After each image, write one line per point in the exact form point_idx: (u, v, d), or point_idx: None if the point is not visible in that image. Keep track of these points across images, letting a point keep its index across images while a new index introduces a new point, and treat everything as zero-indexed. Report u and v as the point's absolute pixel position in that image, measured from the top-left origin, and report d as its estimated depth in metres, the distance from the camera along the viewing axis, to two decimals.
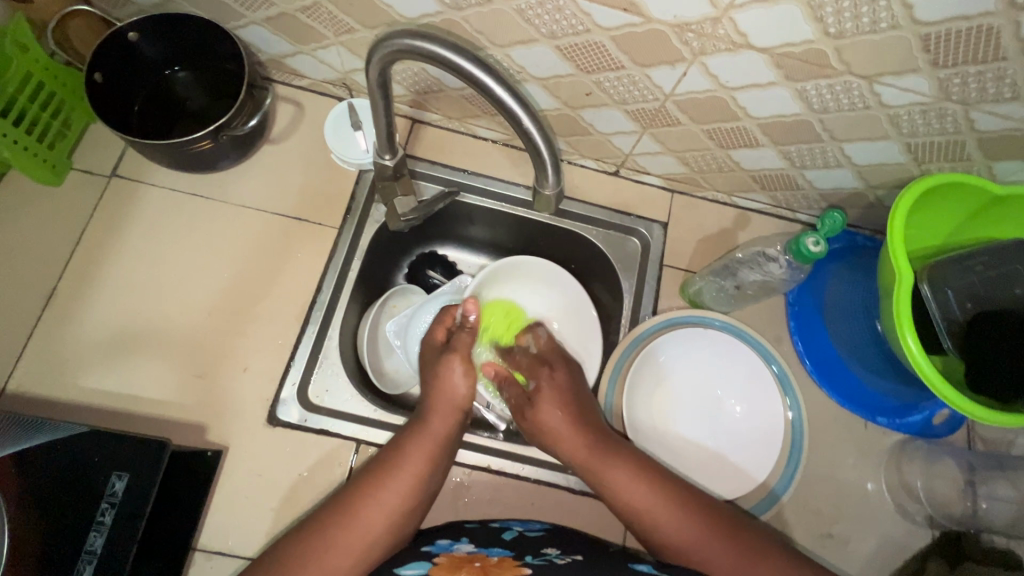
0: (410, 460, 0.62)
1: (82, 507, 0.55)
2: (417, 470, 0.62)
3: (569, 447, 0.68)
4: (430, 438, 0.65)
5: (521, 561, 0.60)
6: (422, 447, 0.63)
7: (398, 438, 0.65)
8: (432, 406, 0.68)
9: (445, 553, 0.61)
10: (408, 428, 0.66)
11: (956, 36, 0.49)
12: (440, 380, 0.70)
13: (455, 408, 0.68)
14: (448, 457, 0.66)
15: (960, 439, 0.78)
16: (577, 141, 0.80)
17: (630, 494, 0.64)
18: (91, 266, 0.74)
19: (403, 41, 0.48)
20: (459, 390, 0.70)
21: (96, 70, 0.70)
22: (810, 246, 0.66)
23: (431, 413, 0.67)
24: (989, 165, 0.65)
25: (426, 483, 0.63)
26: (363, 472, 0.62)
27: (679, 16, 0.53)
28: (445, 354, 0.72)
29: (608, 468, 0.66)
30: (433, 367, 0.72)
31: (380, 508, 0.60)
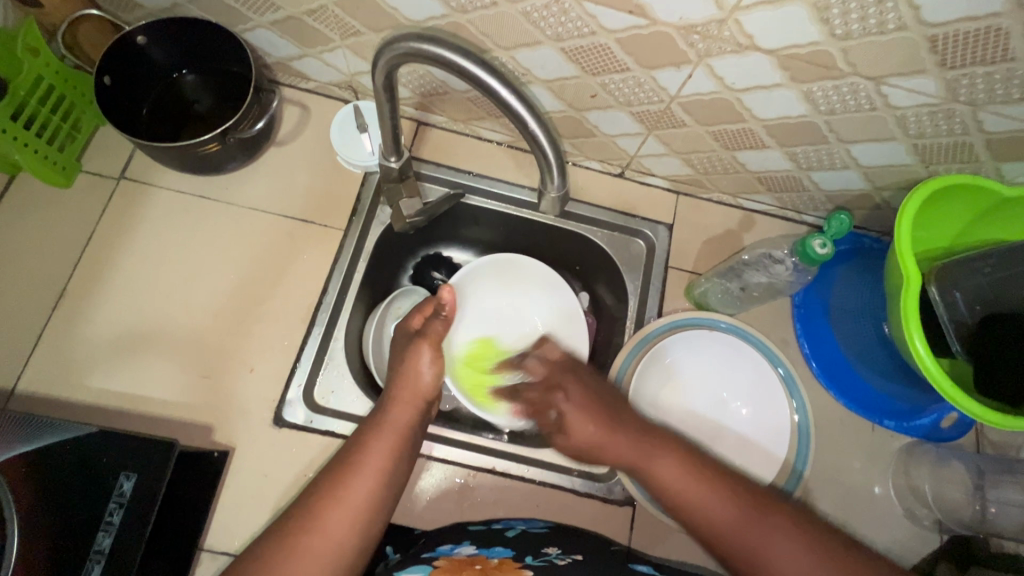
0: (372, 453, 0.61)
1: (89, 506, 0.56)
2: (380, 461, 0.61)
3: (612, 446, 0.65)
4: (390, 430, 0.64)
5: (521, 562, 0.60)
6: (383, 440, 0.62)
7: (360, 432, 0.64)
8: (392, 398, 0.67)
9: (445, 557, 0.60)
10: (367, 423, 0.65)
11: (964, 37, 0.49)
12: (406, 367, 0.69)
13: (417, 400, 0.68)
14: (410, 451, 0.65)
15: (969, 442, 0.77)
16: (582, 143, 0.80)
17: (677, 489, 0.61)
18: (99, 268, 0.75)
19: (409, 44, 0.48)
20: (424, 381, 0.69)
21: (105, 73, 0.70)
22: (816, 248, 0.66)
23: (392, 404, 0.66)
24: (998, 166, 0.64)
25: (389, 476, 0.61)
26: (330, 466, 0.61)
27: (684, 17, 0.53)
28: (415, 340, 0.71)
29: (654, 461, 0.63)
30: (401, 352, 0.71)
31: (347, 509, 0.58)
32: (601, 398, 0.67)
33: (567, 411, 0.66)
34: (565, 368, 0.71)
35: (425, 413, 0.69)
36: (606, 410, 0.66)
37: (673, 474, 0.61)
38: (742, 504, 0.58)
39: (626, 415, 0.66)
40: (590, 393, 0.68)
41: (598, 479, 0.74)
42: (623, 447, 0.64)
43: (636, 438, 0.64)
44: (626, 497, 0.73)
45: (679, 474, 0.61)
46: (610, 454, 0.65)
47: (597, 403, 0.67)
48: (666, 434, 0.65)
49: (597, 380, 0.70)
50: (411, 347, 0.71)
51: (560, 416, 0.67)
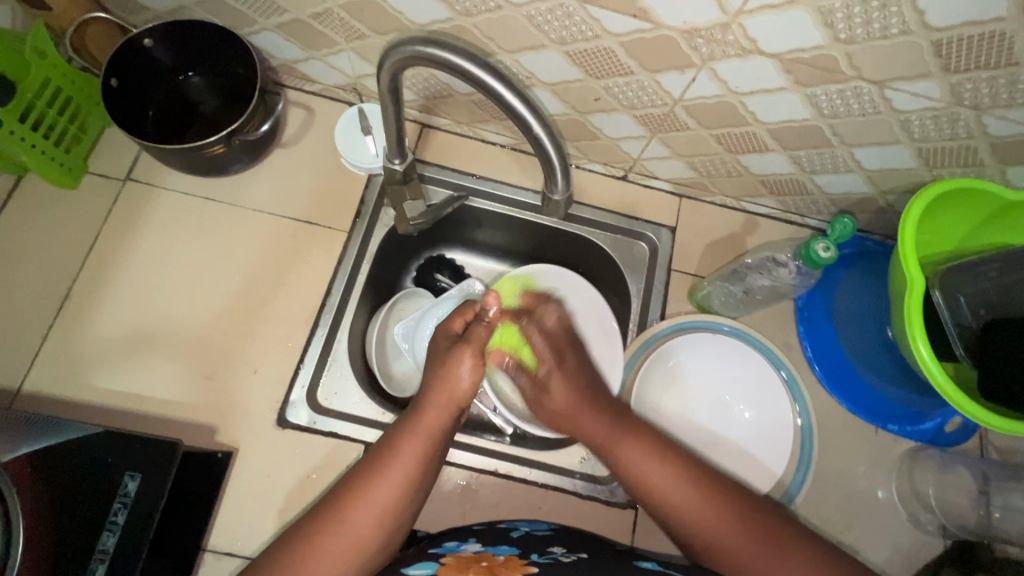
0: (400, 460, 0.59)
1: (96, 506, 0.56)
2: (408, 469, 0.60)
3: (586, 423, 0.67)
4: (419, 437, 0.61)
5: (527, 559, 0.59)
6: (412, 444, 0.61)
7: (389, 437, 0.62)
8: (427, 403, 0.63)
9: (452, 554, 0.61)
10: (399, 426, 0.63)
11: (968, 41, 0.49)
12: (446, 371, 0.64)
13: (453, 406, 0.64)
14: (440, 454, 0.63)
15: (973, 447, 0.77)
16: (585, 146, 0.80)
17: (643, 472, 0.63)
18: (105, 268, 0.75)
19: (414, 48, 0.48)
20: (461, 387, 0.64)
21: (112, 75, 0.71)
22: (820, 252, 0.66)
23: (425, 410, 0.63)
24: (1002, 170, 0.64)
25: (417, 483, 0.60)
26: (355, 468, 0.60)
27: (688, 21, 0.53)
28: (459, 346, 0.65)
29: (625, 444, 0.65)
30: (442, 357, 0.66)
31: (371, 510, 0.58)
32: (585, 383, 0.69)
33: (561, 373, 0.70)
34: (570, 340, 0.73)
35: (461, 417, 0.66)
36: (585, 386, 0.69)
37: (642, 458, 0.64)
38: (703, 489, 0.61)
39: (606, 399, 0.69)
40: (582, 375, 0.70)
41: (600, 481, 0.75)
42: (596, 425, 0.67)
43: (611, 422, 0.67)
44: (628, 500, 0.73)
45: (648, 459, 0.64)
46: (584, 430, 0.68)
47: (583, 388, 0.69)
48: (639, 423, 0.67)
49: (586, 360, 0.72)
50: (450, 351, 0.66)
51: (552, 382, 0.70)
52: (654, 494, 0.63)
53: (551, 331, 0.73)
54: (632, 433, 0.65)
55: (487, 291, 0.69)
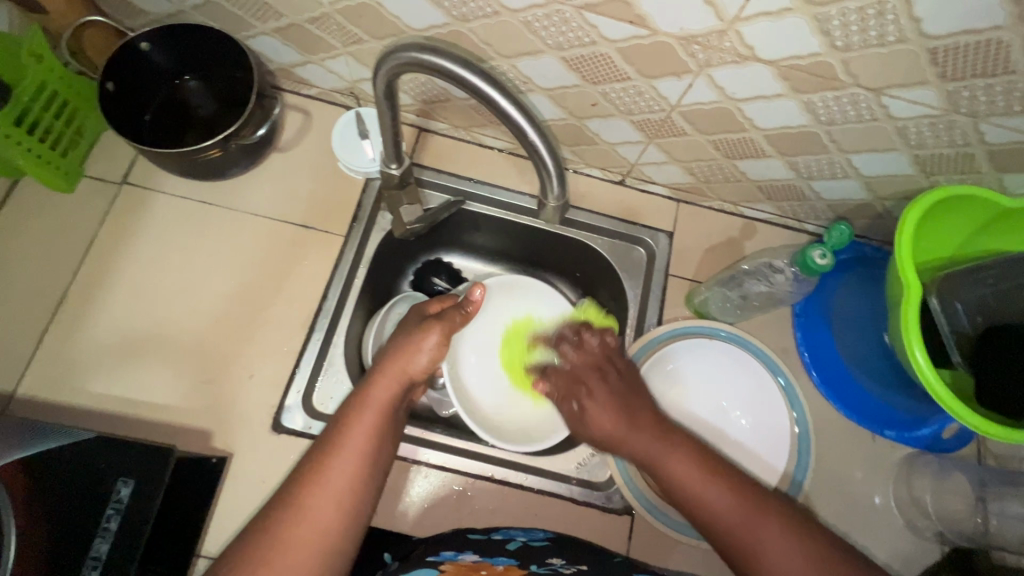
0: (354, 432, 0.60)
1: (89, 512, 0.56)
2: (362, 446, 0.59)
3: (631, 438, 0.66)
4: (373, 410, 0.62)
5: (527, 569, 0.60)
6: (366, 419, 0.61)
7: (340, 414, 0.62)
8: (376, 374, 0.65)
9: (450, 561, 0.61)
10: (351, 403, 0.63)
11: (964, 50, 0.49)
12: (400, 347, 0.67)
13: (404, 379, 0.65)
14: (394, 429, 0.63)
15: (971, 453, 0.77)
16: (582, 151, 0.80)
17: (683, 481, 0.62)
18: (101, 272, 0.75)
19: (409, 54, 0.48)
20: (416, 362, 0.67)
21: (108, 78, 0.71)
22: (816, 259, 0.66)
23: (375, 382, 0.64)
24: (1000, 177, 0.64)
25: (373, 461, 0.59)
26: (313, 447, 0.59)
27: (685, 28, 0.53)
28: (426, 322, 0.70)
29: (666, 454, 0.64)
30: (408, 332, 0.69)
31: (329, 492, 0.56)
32: (624, 397, 0.69)
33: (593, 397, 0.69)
34: (594, 361, 0.73)
35: (409, 391, 0.67)
36: (628, 405, 0.68)
37: (679, 464, 0.63)
38: (742, 496, 0.60)
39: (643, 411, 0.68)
40: (613, 387, 0.70)
41: (597, 488, 0.75)
42: (638, 440, 0.66)
43: (652, 431, 0.66)
44: (625, 506, 0.73)
45: (685, 464, 0.63)
46: (626, 446, 0.66)
47: (621, 403, 0.68)
48: (674, 431, 0.66)
49: (628, 367, 0.73)
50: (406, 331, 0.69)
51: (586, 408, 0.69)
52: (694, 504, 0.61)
53: (580, 356, 0.75)
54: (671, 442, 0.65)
55: (475, 283, 0.75)
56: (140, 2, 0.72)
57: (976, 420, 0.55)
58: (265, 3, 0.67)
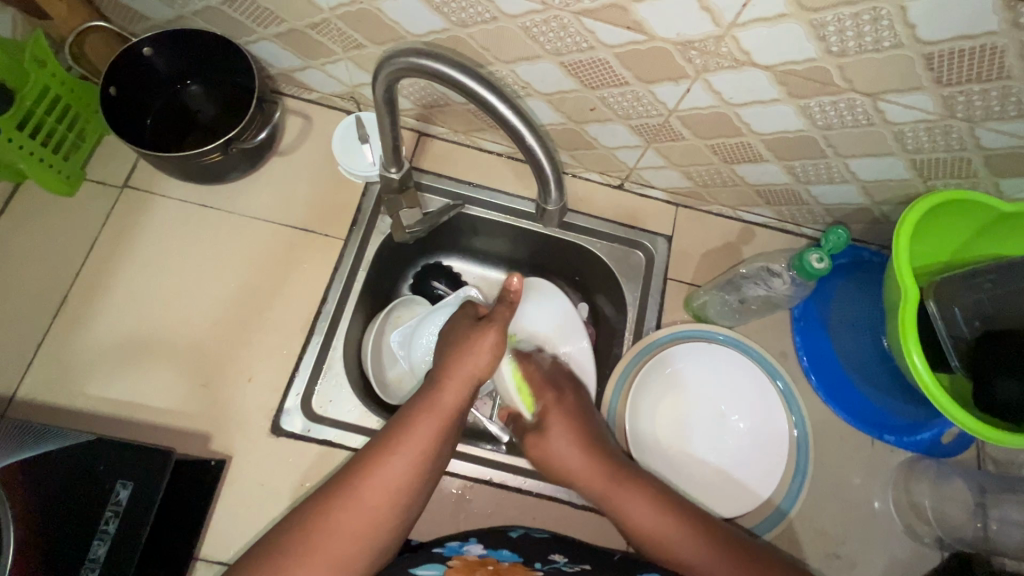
0: (416, 433, 0.60)
1: (86, 515, 0.56)
2: (423, 447, 0.60)
3: (589, 477, 0.67)
4: (437, 415, 0.62)
5: (532, 567, 0.60)
6: (431, 421, 0.61)
7: (406, 411, 0.63)
8: (446, 378, 0.64)
9: (457, 556, 0.61)
10: (413, 404, 0.63)
11: (960, 55, 0.49)
12: (466, 350, 0.65)
13: (467, 385, 0.64)
14: (457, 430, 0.64)
15: (970, 458, 0.77)
16: (581, 155, 0.81)
17: (642, 525, 0.65)
18: (101, 276, 0.75)
19: (408, 59, 0.49)
20: (481, 365, 0.65)
21: (110, 83, 0.71)
22: (813, 262, 0.66)
23: (444, 384, 0.64)
24: (996, 182, 0.64)
25: (432, 460, 0.61)
26: (367, 447, 0.60)
27: (682, 33, 0.54)
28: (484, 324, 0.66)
29: (630, 495, 0.66)
30: (466, 337, 0.66)
31: (383, 488, 0.58)
32: (588, 439, 0.69)
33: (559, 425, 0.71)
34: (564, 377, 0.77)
35: (476, 392, 0.66)
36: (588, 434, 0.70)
37: (637, 501, 0.66)
38: (704, 541, 0.63)
39: (607, 455, 0.69)
40: (574, 425, 0.70)
41: None
42: (598, 472, 0.67)
43: (616, 469, 0.67)
44: None
45: (643, 500, 0.65)
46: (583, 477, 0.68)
47: (585, 441, 0.69)
48: (635, 472, 0.68)
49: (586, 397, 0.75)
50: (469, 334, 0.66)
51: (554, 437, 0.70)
52: (654, 544, 0.64)
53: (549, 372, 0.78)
54: (631, 486, 0.66)
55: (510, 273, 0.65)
56: (142, 8, 0.73)
57: (967, 420, 0.56)
58: (266, 9, 0.68)
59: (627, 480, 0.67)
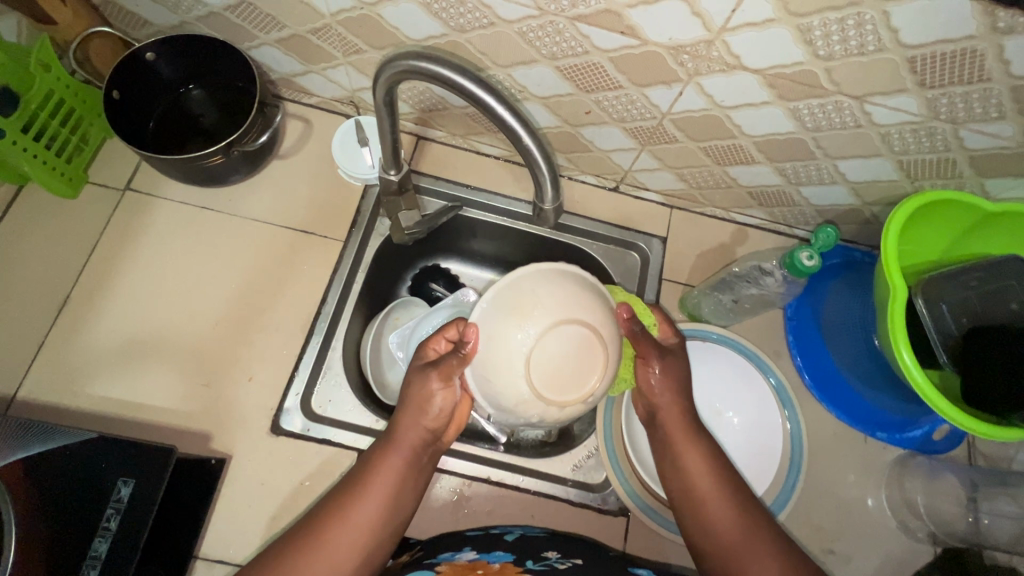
0: (381, 477, 0.62)
1: (88, 511, 0.56)
2: (385, 487, 0.62)
3: (669, 419, 0.65)
4: (399, 458, 0.63)
5: (522, 566, 0.61)
6: (390, 464, 0.62)
7: (370, 453, 0.64)
8: (400, 419, 0.64)
9: (446, 562, 0.61)
10: (378, 444, 0.64)
11: (942, 58, 0.51)
12: (414, 396, 0.63)
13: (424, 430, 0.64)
14: (420, 469, 0.65)
15: (961, 455, 0.78)
16: (577, 158, 0.82)
17: (694, 479, 0.63)
18: (103, 276, 0.76)
19: (408, 62, 0.50)
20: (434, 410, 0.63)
21: (114, 87, 0.73)
22: (804, 260, 0.67)
23: (399, 428, 0.63)
24: (981, 182, 0.66)
25: (395, 502, 0.62)
26: (343, 482, 0.63)
27: (674, 38, 0.55)
28: (426, 372, 0.63)
29: (688, 453, 0.64)
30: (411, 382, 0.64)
31: (350, 530, 0.60)
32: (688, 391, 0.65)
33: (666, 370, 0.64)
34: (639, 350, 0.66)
35: (438, 434, 0.65)
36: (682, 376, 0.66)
37: (694, 461, 0.63)
38: (749, 520, 0.60)
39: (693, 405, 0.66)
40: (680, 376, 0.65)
41: (592, 489, 0.75)
42: (671, 420, 0.65)
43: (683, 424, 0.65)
44: (620, 508, 0.74)
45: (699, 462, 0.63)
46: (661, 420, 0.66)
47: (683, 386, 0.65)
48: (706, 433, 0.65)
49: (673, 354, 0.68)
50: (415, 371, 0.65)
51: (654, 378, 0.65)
52: (694, 504, 0.62)
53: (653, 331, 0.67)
54: (698, 440, 0.64)
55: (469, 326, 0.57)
56: (145, 14, 0.74)
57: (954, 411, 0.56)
58: (268, 15, 0.69)
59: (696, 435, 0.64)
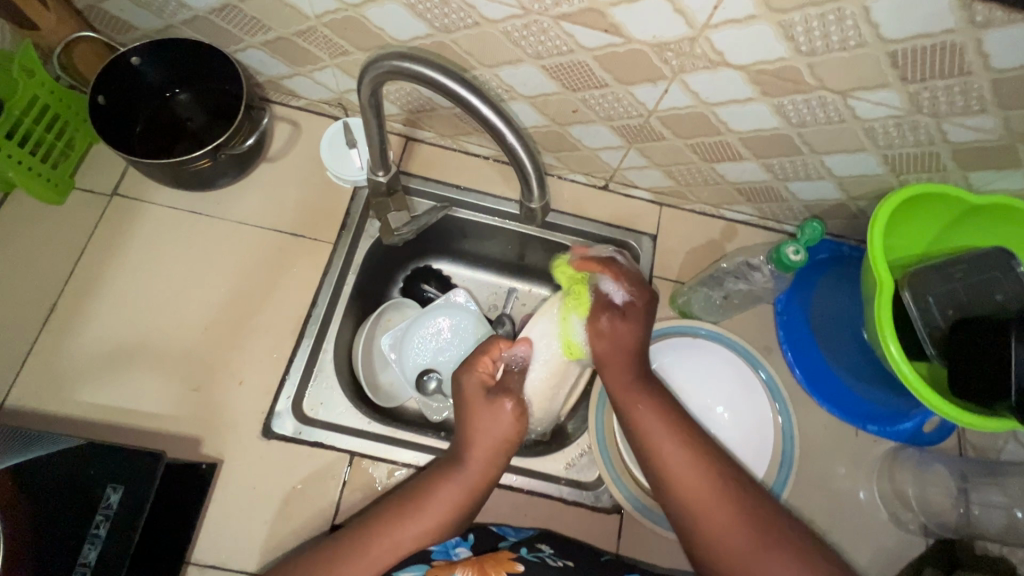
0: (437, 503, 0.62)
1: (77, 518, 0.56)
2: (441, 513, 0.62)
3: (609, 375, 0.68)
4: (463, 481, 0.64)
5: (516, 552, 0.61)
6: (452, 489, 0.63)
7: (428, 477, 0.65)
8: (470, 447, 0.65)
9: (444, 555, 0.61)
10: (441, 467, 0.65)
11: (922, 52, 0.51)
12: (487, 421, 0.67)
13: (497, 451, 0.66)
14: (481, 499, 0.65)
15: (952, 446, 0.78)
16: (566, 157, 0.82)
17: (652, 434, 0.63)
18: (92, 281, 0.76)
19: (391, 63, 0.50)
20: (506, 431, 0.67)
21: (99, 92, 0.72)
22: (790, 255, 0.68)
23: (468, 455, 0.65)
24: (965, 175, 0.66)
25: (449, 528, 0.63)
26: (393, 502, 0.63)
27: (657, 36, 0.56)
28: (498, 397, 0.68)
29: (641, 418, 0.65)
30: (480, 405, 0.67)
31: (392, 548, 0.60)
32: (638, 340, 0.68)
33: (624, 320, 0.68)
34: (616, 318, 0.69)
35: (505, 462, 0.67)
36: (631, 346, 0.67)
37: (650, 423, 0.64)
38: (718, 485, 0.60)
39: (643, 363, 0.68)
40: (638, 333, 0.68)
41: (586, 487, 0.75)
42: (615, 384, 0.67)
43: (632, 385, 0.67)
44: (614, 505, 0.74)
45: (654, 425, 0.64)
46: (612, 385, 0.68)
47: (631, 348, 0.67)
48: (662, 397, 0.66)
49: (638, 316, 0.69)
50: (485, 402, 0.68)
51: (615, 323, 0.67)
52: (654, 470, 0.63)
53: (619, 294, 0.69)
54: (655, 404, 0.65)
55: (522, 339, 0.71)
56: (130, 18, 0.74)
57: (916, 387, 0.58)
58: (254, 18, 0.69)
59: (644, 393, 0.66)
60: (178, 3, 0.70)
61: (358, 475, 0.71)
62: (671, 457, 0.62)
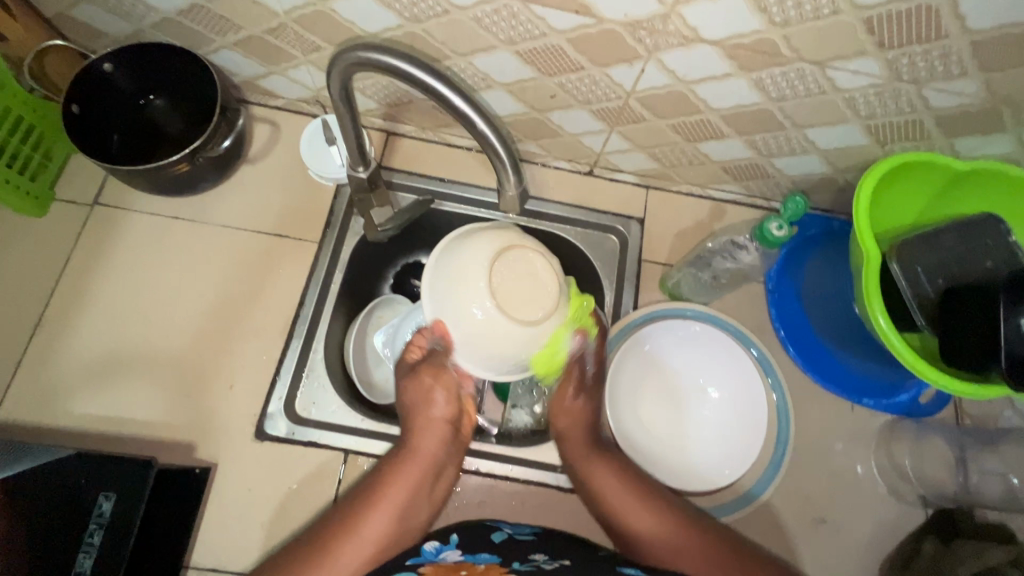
0: (393, 490, 0.63)
1: (69, 528, 0.56)
2: (398, 500, 0.63)
3: (573, 448, 0.70)
4: (413, 462, 0.64)
5: (508, 567, 0.59)
6: (404, 477, 0.64)
7: (386, 459, 0.66)
8: (414, 426, 0.67)
9: (430, 563, 0.60)
10: (392, 454, 0.66)
11: (897, 17, 0.50)
12: (417, 400, 0.67)
13: (441, 427, 0.67)
14: (437, 478, 0.66)
15: (949, 416, 0.78)
16: (548, 144, 0.81)
17: (613, 499, 0.67)
18: (75, 292, 0.75)
19: (356, 53, 0.49)
20: (440, 408, 0.66)
21: (73, 100, 0.72)
22: (773, 231, 0.68)
23: (415, 434, 0.66)
24: (951, 142, 0.65)
25: (408, 514, 0.63)
26: (350, 499, 0.64)
27: (629, 14, 0.55)
28: (415, 371, 0.67)
29: (595, 474, 0.68)
30: (404, 382, 0.67)
31: (358, 545, 0.61)
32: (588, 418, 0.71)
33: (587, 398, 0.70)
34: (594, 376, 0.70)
35: (456, 432, 0.68)
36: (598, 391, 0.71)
37: (606, 484, 0.67)
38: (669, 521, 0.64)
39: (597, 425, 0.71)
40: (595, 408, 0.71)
41: None
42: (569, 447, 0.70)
43: (587, 450, 0.69)
44: None
45: (610, 484, 0.67)
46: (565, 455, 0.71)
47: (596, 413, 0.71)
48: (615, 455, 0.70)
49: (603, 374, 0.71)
50: (414, 380, 0.67)
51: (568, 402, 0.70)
52: (614, 520, 0.66)
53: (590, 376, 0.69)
54: (603, 462, 0.68)
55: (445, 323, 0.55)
56: (100, 24, 0.73)
57: (904, 356, 0.57)
58: (223, 17, 0.69)
59: (598, 455, 0.69)
60: (146, 6, 0.69)
61: (353, 473, 0.71)
62: (630, 516, 0.65)
